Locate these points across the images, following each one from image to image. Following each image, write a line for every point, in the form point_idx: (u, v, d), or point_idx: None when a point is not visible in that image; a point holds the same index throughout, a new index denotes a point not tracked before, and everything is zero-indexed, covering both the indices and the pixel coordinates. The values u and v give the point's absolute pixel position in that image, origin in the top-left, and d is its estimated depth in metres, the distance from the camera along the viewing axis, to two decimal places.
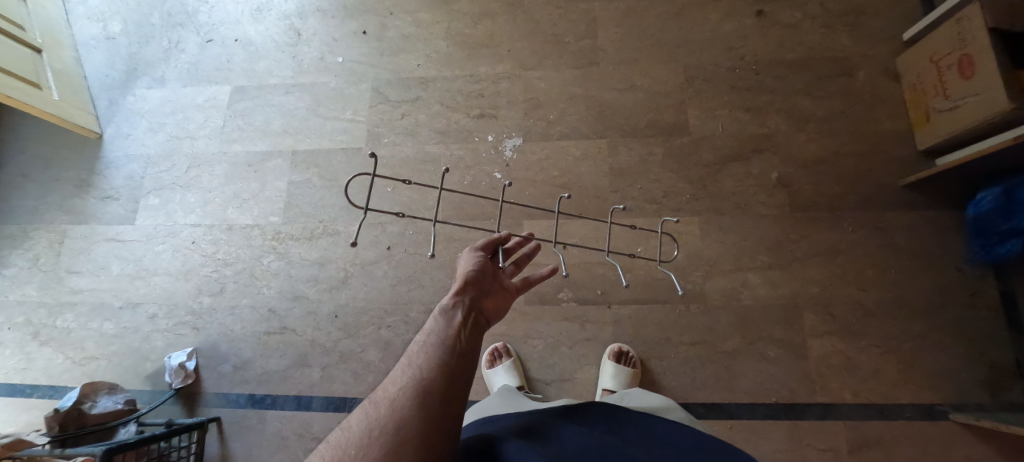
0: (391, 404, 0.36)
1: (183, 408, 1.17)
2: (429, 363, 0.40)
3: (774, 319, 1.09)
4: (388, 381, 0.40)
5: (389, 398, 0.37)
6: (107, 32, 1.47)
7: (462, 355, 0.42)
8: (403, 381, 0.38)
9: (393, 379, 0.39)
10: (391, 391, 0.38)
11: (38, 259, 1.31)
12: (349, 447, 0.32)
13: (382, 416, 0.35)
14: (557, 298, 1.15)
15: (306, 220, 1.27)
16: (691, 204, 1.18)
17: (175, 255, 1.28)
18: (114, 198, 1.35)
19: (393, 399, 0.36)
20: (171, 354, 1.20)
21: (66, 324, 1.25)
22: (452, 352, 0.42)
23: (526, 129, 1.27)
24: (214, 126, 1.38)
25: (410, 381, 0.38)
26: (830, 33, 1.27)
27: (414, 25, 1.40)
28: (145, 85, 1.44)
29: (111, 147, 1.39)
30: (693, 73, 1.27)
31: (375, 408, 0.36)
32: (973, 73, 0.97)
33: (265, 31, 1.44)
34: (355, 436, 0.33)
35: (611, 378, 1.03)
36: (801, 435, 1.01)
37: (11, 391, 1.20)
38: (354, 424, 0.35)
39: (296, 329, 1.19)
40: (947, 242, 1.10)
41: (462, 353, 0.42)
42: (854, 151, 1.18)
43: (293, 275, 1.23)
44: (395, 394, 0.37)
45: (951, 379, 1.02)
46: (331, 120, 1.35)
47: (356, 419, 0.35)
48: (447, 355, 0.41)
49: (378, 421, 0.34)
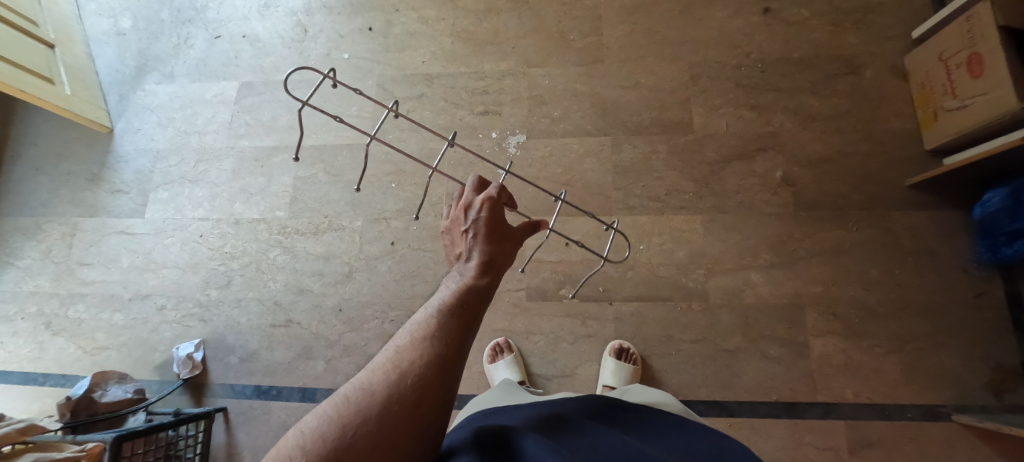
0: (414, 378, 0.34)
1: (191, 398, 1.19)
2: (453, 341, 0.39)
3: (776, 318, 1.09)
4: (412, 344, 0.38)
5: (412, 367, 0.35)
6: (117, 28, 1.50)
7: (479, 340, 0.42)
8: (429, 354, 0.37)
9: (418, 346, 0.37)
10: (415, 361, 0.36)
11: (50, 251, 1.33)
12: (367, 415, 0.31)
13: (403, 389, 0.34)
14: (559, 294, 1.16)
15: (311, 215, 1.29)
16: (694, 202, 1.18)
17: (183, 247, 1.31)
18: (124, 192, 1.37)
19: (418, 372, 0.35)
20: (179, 345, 1.22)
21: (77, 315, 1.28)
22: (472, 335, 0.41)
23: (530, 127, 1.28)
24: (222, 121, 1.39)
25: (435, 355, 0.37)
26: (838, 31, 1.26)
27: (419, 22, 1.41)
28: (154, 81, 1.46)
29: (121, 141, 1.41)
30: (697, 70, 1.27)
31: (400, 378, 0.34)
32: (982, 72, 0.96)
33: (272, 27, 1.46)
34: (374, 404, 0.32)
35: (612, 374, 1.04)
36: (802, 434, 1.01)
37: (24, 380, 1.23)
38: (374, 387, 0.34)
39: (301, 322, 1.21)
40: (953, 242, 1.09)
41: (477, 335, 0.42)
42: (860, 150, 1.17)
43: (299, 269, 1.25)
44: (419, 368, 0.35)
45: (954, 380, 1.02)
46: (336, 116, 1.36)
47: (379, 383, 0.34)
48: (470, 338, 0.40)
49: (400, 391, 0.33)
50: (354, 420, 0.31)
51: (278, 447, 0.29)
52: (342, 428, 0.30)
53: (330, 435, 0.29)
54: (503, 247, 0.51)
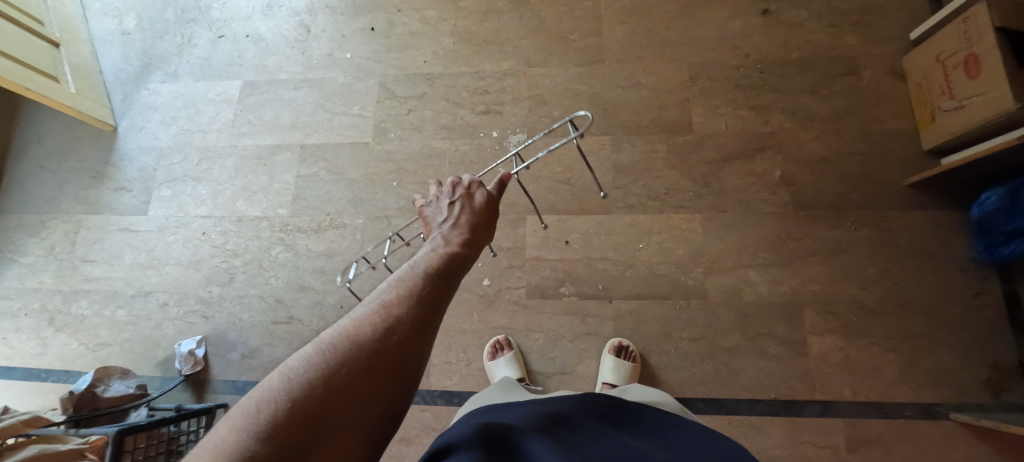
0: (397, 334, 0.39)
1: (192, 394, 1.20)
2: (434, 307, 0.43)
3: (775, 317, 1.10)
4: (396, 302, 0.41)
5: (396, 323, 0.39)
6: (122, 27, 1.51)
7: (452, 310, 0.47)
8: (411, 314, 0.41)
9: (401, 306, 0.41)
10: (400, 317, 0.40)
11: (54, 247, 1.34)
12: (352, 365, 0.35)
13: (387, 343, 0.38)
14: (559, 292, 1.16)
15: (313, 213, 1.30)
16: (693, 201, 1.19)
17: (186, 244, 1.32)
18: (127, 189, 1.38)
19: (402, 329, 0.39)
20: (181, 341, 1.23)
21: (80, 311, 1.29)
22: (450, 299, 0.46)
23: (530, 126, 1.29)
24: (225, 120, 1.41)
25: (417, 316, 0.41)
26: (836, 33, 1.27)
27: (420, 22, 1.42)
28: (158, 80, 1.47)
29: (125, 139, 1.42)
30: (697, 70, 1.28)
31: (385, 333, 0.38)
32: (979, 73, 0.97)
33: (275, 26, 1.47)
34: (359, 355, 0.36)
35: (611, 371, 1.04)
36: (800, 432, 1.02)
37: (27, 376, 1.24)
38: (359, 340, 0.37)
39: (302, 319, 1.22)
40: (951, 242, 1.09)
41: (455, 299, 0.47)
42: (858, 150, 1.18)
43: (300, 266, 1.26)
44: (403, 325, 0.39)
45: (952, 379, 1.02)
46: (338, 115, 1.37)
47: (364, 335, 0.37)
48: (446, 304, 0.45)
49: (383, 346, 0.37)
50: (340, 369, 0.34)
51: (262, 387, 0.31)
52: (327, 376, 0.33)
53: (316, 381, 0.32)
54: (478, 222, 0.58)
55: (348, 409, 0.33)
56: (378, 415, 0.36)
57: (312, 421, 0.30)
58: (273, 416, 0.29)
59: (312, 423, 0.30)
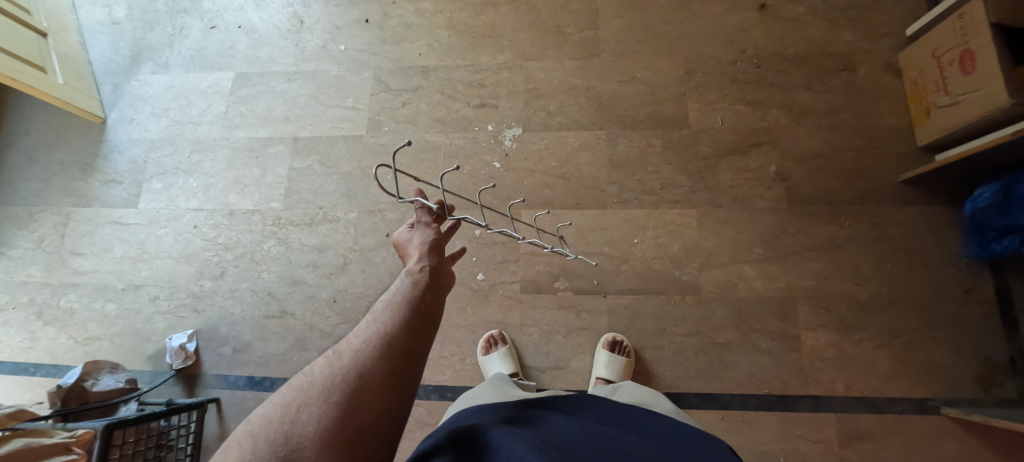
0: (353, 357, 0.41)
1: (183, 388, 1.19)
2: (394, 321, 0.46)
3: (768, 312, 1.10)
4: (350, 336, 0.45)
5: (353, 350, 0.43)
6: (112, 17, 1.48)
7: (427, 320, 0.48)
8: (365, 337, 0.44)
9: (360, 338, 0.44)
10: (354, 344, 0.43)
11: (42, 240, 1.32)
12: (311, 393, 0.37)
13: (345, 366, 0.40)
14: (553, 287, 1.16)
15: (306, 206, 1.28)
16: (689, 196, 1.18)
17: (178, 238, 1.30)
18: (116, 182, 1.36)
19: (357, 352, 0.42)
20: (171, 336, 1.22)
21: (69, 304, 1.27)
22: (417, 310, 0.48)
23: (526, 120, 1.28)
24: (216, 112, 1.39)
25: (374, 336, 0.44)
26: (833, 28, 1.26)
27: (416, 14, 1.40)
28: (149, 71, 1.45)
29: (115, 131, 1.40)
30: (693, 65, 1.27)
31: (344, 362, 0.41)
32: (974, 68, 0.97)
33: (267, 18, 1.45)
34: (318, 383, 0.39)
35: (605, 366, 1.04)
36: (792, 427, 1.02)
37: (15, 370, 1.22)
38: (316, 372, 0.40)
39: (295, 313, 1.21)
40: (944, 238, 1.10)
41: (425, 311, 0.49)
42: (853, 146, 1.18)
43: (294, 260, 1.25)
44: (357, 348, 0.43)
45: (943, 374, 1.03)
46: (332, 108, 1.35)
47: (323, 371, 0.40)
48: (412, 312, 0.47)
49: (345, 368, 0.40)
50: (298, 399, 0.37)
51: (231, 436, 0.34)
52: (286, 409, 0.36)
53: (277, 415, 0.35)
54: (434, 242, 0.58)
55: (318, 426, 0.35)
56: (364, 427, 0.36)
57: (278, 444, 0.33)
58: (237, 454, 0.32)
59: (279, 446, 0.33)
